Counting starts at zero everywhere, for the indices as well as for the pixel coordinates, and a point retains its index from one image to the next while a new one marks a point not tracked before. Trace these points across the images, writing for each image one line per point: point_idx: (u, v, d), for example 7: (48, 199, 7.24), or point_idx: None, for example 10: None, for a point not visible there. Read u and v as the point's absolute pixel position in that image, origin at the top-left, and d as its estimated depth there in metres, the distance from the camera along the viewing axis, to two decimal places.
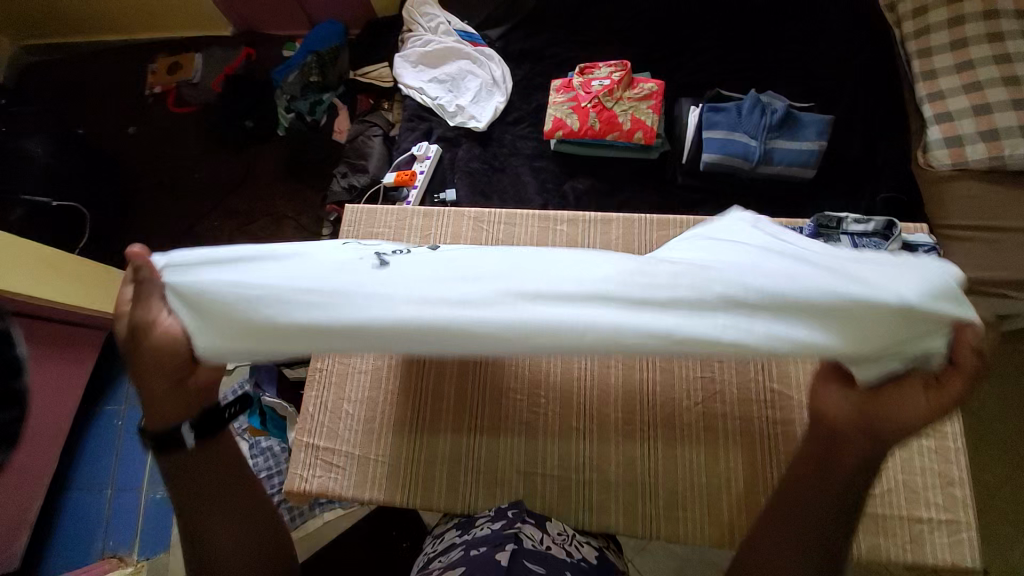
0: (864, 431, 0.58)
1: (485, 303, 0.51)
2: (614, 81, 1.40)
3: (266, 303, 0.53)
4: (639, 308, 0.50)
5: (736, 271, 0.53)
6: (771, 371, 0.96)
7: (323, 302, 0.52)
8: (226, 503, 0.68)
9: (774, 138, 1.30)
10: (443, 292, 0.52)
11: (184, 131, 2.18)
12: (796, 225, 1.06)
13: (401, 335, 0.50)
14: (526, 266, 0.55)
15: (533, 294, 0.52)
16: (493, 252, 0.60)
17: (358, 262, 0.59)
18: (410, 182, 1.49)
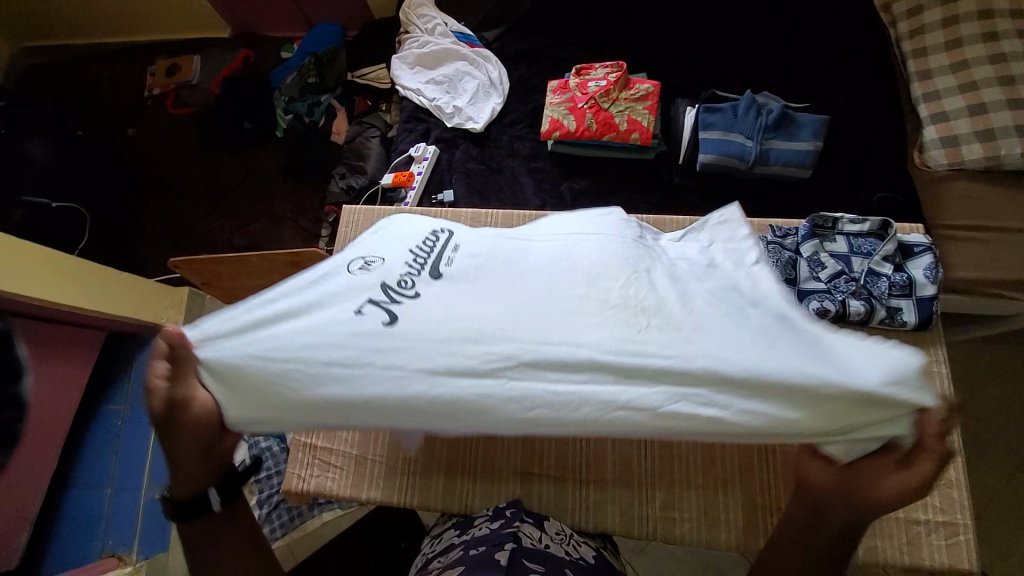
0: (840, 504, 0.58)
1: (488, 378, 0.56)
2: (611, 82, 1.40)
3: (284, 381, 0.57)
4: (628, 381, 0.56)
5: (720, 343, 0.57)
6: None
7: (342, 376, 0.57)
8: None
9: (770, 138, 1.31)
10: (451, 367, 0.57)
11: (183, 133, 2.18)
12: (792, 226, 1.06)
13: (411, 411, 0.57)
14: (526, 334, 0.58)
15: (532, 366, 0.56)
16: (497, 296, 0.63)
17: (365, 322, 0.61)
18: (408, 184, 1.51)
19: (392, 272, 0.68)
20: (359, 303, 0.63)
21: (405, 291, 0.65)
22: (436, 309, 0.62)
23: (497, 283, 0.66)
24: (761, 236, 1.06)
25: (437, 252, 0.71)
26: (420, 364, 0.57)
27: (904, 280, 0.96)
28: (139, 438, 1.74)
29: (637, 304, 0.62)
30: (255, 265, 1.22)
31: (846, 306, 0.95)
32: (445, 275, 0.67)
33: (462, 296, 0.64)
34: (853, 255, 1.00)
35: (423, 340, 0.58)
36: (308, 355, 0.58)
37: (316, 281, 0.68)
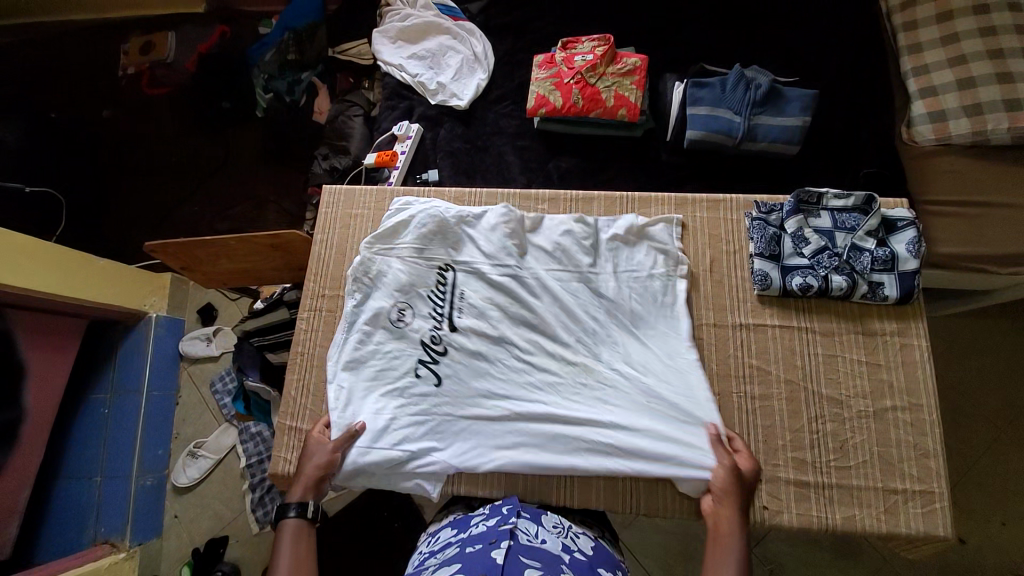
0: (718, 498, 0.81)
1: (494, 420, 0.91)
2: (598, 56, 1.37)
3: (376, 421, 0.92)
4: (569, 426, 0.89)
5: (629, 405, 0.89)
6: (749, 347, 0.98)
7: (415, 424, 0.92)
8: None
9: (758, 113, 1.29)
10: (475, 414, 0.91)
11: (160, 113, 2.11)
12: (778, 201, 1.04)
13: (450, 443, 0.91)
14: (516, 391, 0.92)
15: (518, 414, 0.91)
16: (498, 353, 0.95)
17: (421, 382, 0.94)
18: (391, 163, 1.46)
19: (422, 329, 0.98)
20: (413, 366, 0.95)
21: (437, 348, 0.96)
22: (462, 369, 0.95)
23: (495, 335, 0.96)
24: (746, 213, 1.04)
25: (450, 301, 0.99)
26: (458, 413, 0.92)
27: (886, 255, 0.96)
28: (127, 426, 1.72)
29: (582, 363, 0.93)
30: (235, 247, 1.18)
31: (828, 281, 0.96)
32: (460, 327, 0.97)
33: (475, 351, 0.95)
34: (837, 231, 0.99)
35: (458, 395, 0.93)
36: (391, 403, 0.93)
37: (374, 334, 0.98)
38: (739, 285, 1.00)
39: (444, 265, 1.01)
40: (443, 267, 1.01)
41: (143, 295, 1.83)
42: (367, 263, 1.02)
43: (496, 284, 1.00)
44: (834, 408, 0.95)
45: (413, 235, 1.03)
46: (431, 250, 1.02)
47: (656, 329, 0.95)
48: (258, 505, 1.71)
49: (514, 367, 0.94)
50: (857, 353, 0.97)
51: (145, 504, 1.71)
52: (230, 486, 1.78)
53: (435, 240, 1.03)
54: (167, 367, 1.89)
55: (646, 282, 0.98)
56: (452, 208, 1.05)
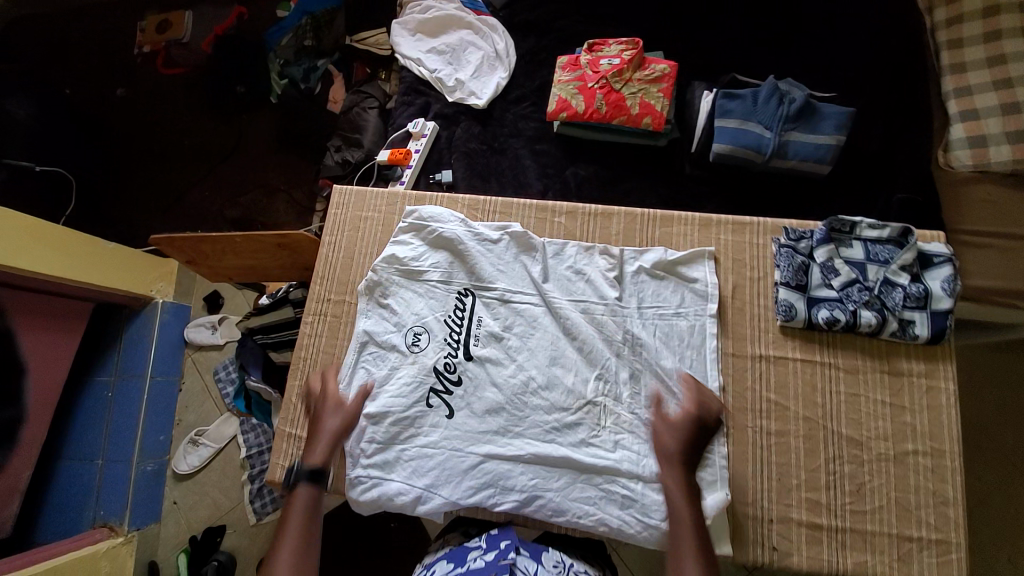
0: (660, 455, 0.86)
1: (506, 458, 0.92)
2: (624, 61, 1.31)
3: (387, 447, 0.94)
4: (585, 470, 0.89)
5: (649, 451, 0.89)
6: (769, 381, 0.93)
7: (429, 455, 0.93)
8: (296, 551, 0.81)
9: (790, 130, 1.23)
10: (488, 450, 0.92)
11: (174, 96, 2.08)
12: (808, 228, 0.99)
13: (459, 479, 0.91)
14: (533, 430, 0.93)
15: (531, 454, 0.91)
16: (513, 387, 0.95)
17: (433, 413, 0.95)
18: (405, 162, 1.42)
19: (436, 356, 0.98)
20: (424, 395, 0.96)
21: (450, 378, 0.97)
22: (476, 402, 0.96)
23: (512, 369, 0.96)
24: (773, 238, 0.99)
25: (468, 328, 0.99)
26: (466, 446, 0.93)
27: (920, 292, 0.91)
28: (129, 411, 1.72)
29: (601, 404, 0.92)
30: (241, 245, 1.16)
31: (857, 316, 0.91)
32: (475, 356, 0.97)
33: (490, 385, 0.96)
34: (869, 263, 0.94)
35: (470, 428, 0.94)
36: (400, 434, 0.95)
37: (384, 360, 0.99)
38: (761, 313, 0.96)
39: (463, 291, 1.01)
40: (461, 292, 1.01)
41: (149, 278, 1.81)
42: (376, 285, 1.03)
43: (516, 313, 0.98)
44: (852, 450, 0.90)
45: (430, 258, 1.03)
46: (450, 274, 1.02)
47: (683, 372, 0.92)
48: (257, 497, 1.71)
49: (531, 404, 0.94)
50: (881, 393, 0.92)
51: (146, 490, 1.72)
52: (230, 475, 1.78)
53: (454, 262, 1.02)
54: (172, 354, 1.87)
55: (672, 320, 0.95)
56: (473, 230, 1.03)
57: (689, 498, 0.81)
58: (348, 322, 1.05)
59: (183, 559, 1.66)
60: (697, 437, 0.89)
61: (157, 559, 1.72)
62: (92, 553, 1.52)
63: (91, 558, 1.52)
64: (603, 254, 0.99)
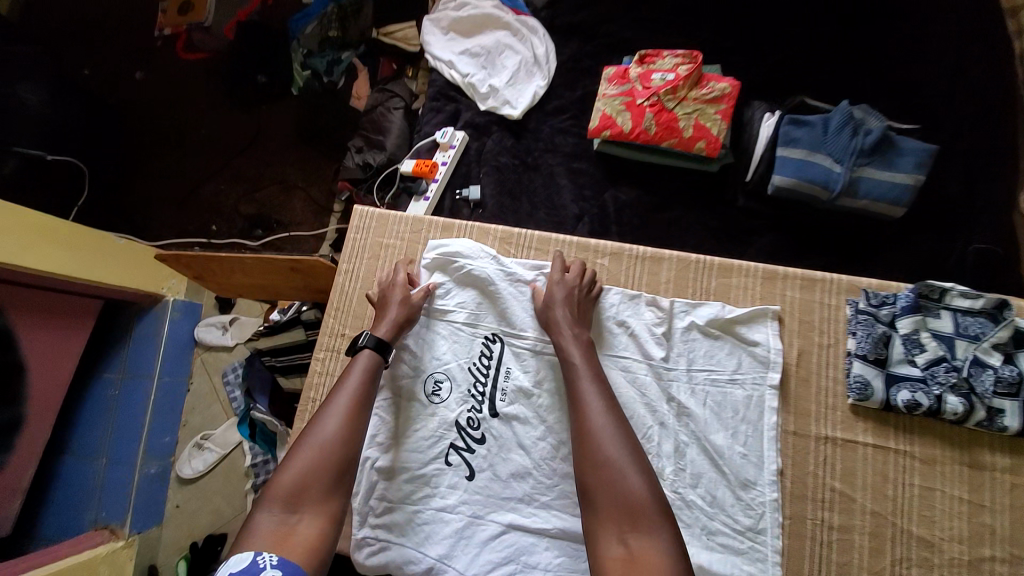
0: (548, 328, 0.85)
1: (531, 533, 0.82)
2: (680, 76, 1.17)
3: (399, 507, 0.85)
4: None
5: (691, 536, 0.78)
6: (833, 466, 0.82)
7: (446, 518, 0.84)
8: (353, 406, 0.76)
9: (864, 165, 1.09)
10: (512, 520, 0.83)
11: (194, 83, 1.98)
12: (891, 291, 0.87)
13: (477, 550, 0.82)
14: (562, 503, 0.83)
15: (559, 531, 0.82)
16: (540, 452, 0.85)
17: (451, 472, 0.87)
18: (430, 175, 1.31)
19: (458, 409, 0.89)
20: (443, 451, 0.88)
21: (473, 434, 0.88)
22: (499, 464, 0.86)
23: (540, 430, 0.86)
24: (849, 299, 0.87)
25: (494, 381, 0.89)
26: (486, 512, 0.84)
27: (1016, 376, 0.77)
28: (133, 413, 1.63)
29: None
30: (250, 264, 1.08)
31: (941, 401, 0.79)
32: (500, 413, 0.88)
33: (515, 446, 0.87)
34: (958, 338, 0.82)
35: (491, 493, 0.85)
36: (414, 493, 0.86)
37: (399, 409, 0.89)
38: (828, 387, 0.84)
39: (490, 336, 0.91)
40: (489, 338, 0.91)
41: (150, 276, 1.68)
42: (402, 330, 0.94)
43: (549, 368, 0.89)
44: (922, 552, 0.78)
45: (459, 298, 0.93)
46: (477, 316, 0.92)
47: (735, 450, 0.81)
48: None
49: (561, 473, 0.84)
50: (959, 488, 0.80)
51: (148, 494, 1.62)
52: (233, 482, 1.70)
53: (484, 301, 0.93)
54: (180, 356, 1.78)
55: (726, 388, 0.84)
56: (506, 268, 0.93)
57: (577, 337, 0.81)
58: None
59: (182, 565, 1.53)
60: (746, 525, 0.79)
61: (157, 564, 1.63)
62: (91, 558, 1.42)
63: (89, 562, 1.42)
64: (649, 306, 0.89)
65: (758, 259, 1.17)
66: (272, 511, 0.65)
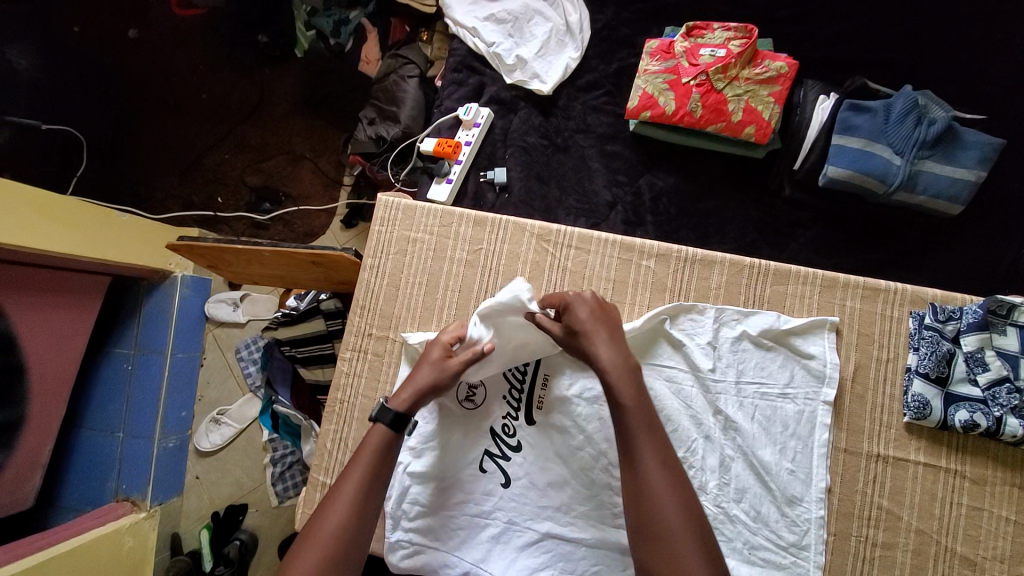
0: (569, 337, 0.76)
1: (570, 542, 0.80)
2: (733, 52, 1.07)
3: (430, 512, 0.83)
4: None
5: (730, 550, 0.76)
6: (882, 484, 0.80)
7: (481, 523, 0.83)
8: (360, 491, 0.67)
9: (925, 157, 1.01)
10: (550, 529, 0.81)
11: (190, 38, 1.77)
12: (955, 304, 0.84)
13: (514, 556, 0.81)
14: (600, 516, 0.80)
15: (597, 541, 0.80)
16: (577, 463, 0.82)
17: (487, 479, 0.84)
18: (453, 156, 1.22)
19: (493, 415, 0.86)
20: (478, 457, 0.85)
21: (509, 441, 0.85)
22: (536, 472, 0.84)
23: (579, 441, 0.83)
24: (913, 312, 0.85)
25: (530, 388, 0.86)
26: (522, 520, 0.82)
27: None
28: (149, 387, 1.52)
29: None
30: (268, 254, 1.03)
31: (1001, 424, 0.76)
32: (538, 421, 0.85)
33: (553, 455, 0.84)
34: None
35: (529, 502, 0.83)
36: (447, 499, 0.84)
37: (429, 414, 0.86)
38: (883, 404, 0.82)
39: None
40: None
41: (140, 250, 1.45)
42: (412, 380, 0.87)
43: (588, 378, 0.85)
44: (965, 571, 0.77)
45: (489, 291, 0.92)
46: None
47: (785, 467, 0.79)
48: (280, 479, 1.52)
49: (601, 486, 0.81)
50: (1007, 509, 0.78)
51: (168, 466, 1.53)
52: (253, 455, 1.58)
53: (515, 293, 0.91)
54: (191, 330, 1.62)
55: (776, 402, 0.81)
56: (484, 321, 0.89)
57: (622, 367, 0.70)
58: (387, 364, 0.92)
59: (203, 536, 1.48)
60: (792, 543, 0.77)
61: (179, 532, 1.55)
62: (114, 530, 1.34)
63: (112, 535, 1.33)
64: (688, 314, 0.85)
65: (800, 254, 1.11)
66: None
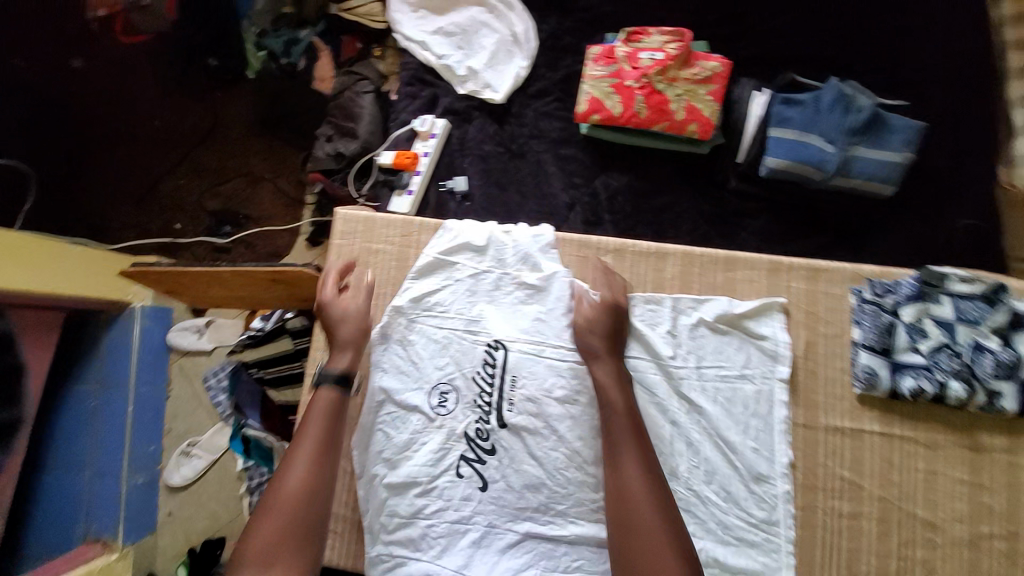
0: (585, 337, 0.82)
1: (554, 543, 0.81)
2: (670, 56, 1.13)
3: (413, 528, 0.82)
4: None
5: (706, 531, 0.79)
6: (843, 456, 0.85)
7: (465, 532, 0.82)
8: (317, 452, 0.74)
9: (857, 143, 1.08)
10: (534, 533, 0.82)
11: (132, 64, 1.71)
12: (889, 277, 0.90)
13: (500, 563, 0.81)
14: (579, 514, 0.82)
15: (581, 539, 0.81)
16: (554, 459, 0.83)
17: (464, 485, 0.84)
18: (411, 167, 1.24)
19: (466, 420, 0.86)
20: (453, 464, 0.84)
21: (483, 445, 0.85)
22: (513, 474, 0.84)
23: (552, 438, 0.84)
24: (853, 288, 0.90)
25: (500, 389, 0.86)
26: (506, 526, 0.82)
27: (1013, 359, 0.81)
28: (114, 425, 1.44)
29: None
30: (226, 274, 1.02)
31: (944, 386, 0.82)
32: (510, 422, 0.85)
33: (528, 455, 0.84)
34: (959, 324, 0.84)
35: (512, 508, 0.83)
36: (425, 508, 0.83)
37: (403, 423, 0.86)
38: (834, 377, 0.87)
39: (492, 344, 0.89)
40: (493, 345, 0.88)
41: (96, 284, 1.39)
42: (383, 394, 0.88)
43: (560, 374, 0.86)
44: (927, 533, 0.82)
45: (487, 277, 0.92)
46: (479, 324, 0.90)
47: (750, 446, 0.82)
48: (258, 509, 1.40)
49: (581, 484, 0.83)
50: (960, 471, 0.83)
51: (139, 502, 1.46)
52: (228, 487, 1.54)
53: (510, 272, 0.92)
54: (155, 360, 1.56)
55: (735, 383, 0.84)
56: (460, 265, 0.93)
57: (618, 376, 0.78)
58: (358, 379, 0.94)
59: None
60: (761, 518, 0.80)
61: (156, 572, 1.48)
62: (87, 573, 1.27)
63: None
64: (647, 305, 0.88)
65: (749, 242, 1.17)
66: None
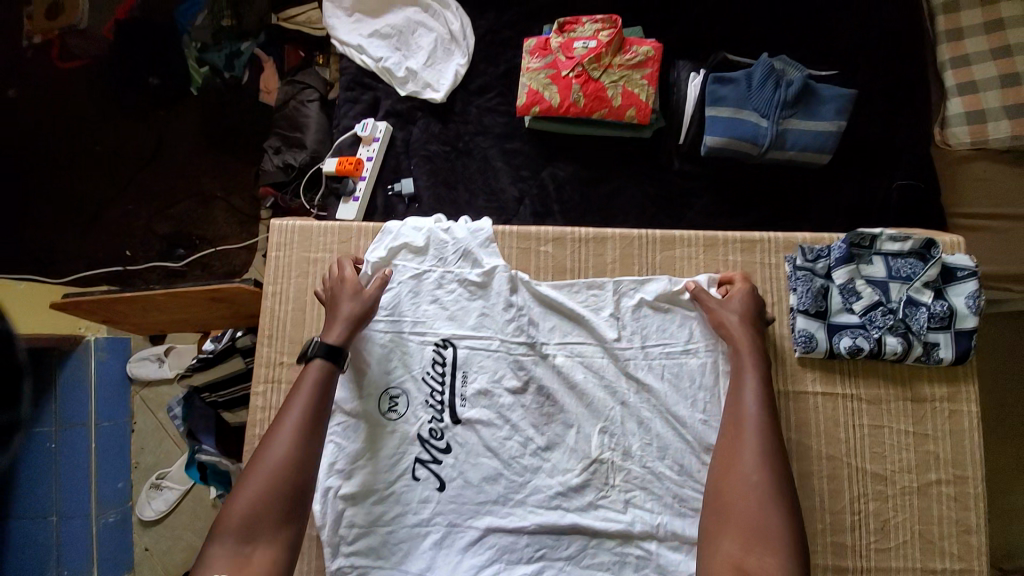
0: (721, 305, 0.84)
1: (513, 535, 0.81)
2: (603, 43, 1.13)
3: (371, 532, 0.81)
4: (598, 541, 0.80)
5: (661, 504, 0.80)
6: (790, 419, 0.86)
7: (422, 531, 0.81)
8: (301, 429, 0.73)
9: (788, 116, 1.10)
10: (492, 525, 0.81)
11: (67, 88, 1.66)
12: (822, 243, 0.92)
13: (460, 558, 0.80)
14: (538, 502, 0.81)
15: (540, 526, 0.80)
16: (510, 449, 0.83)
17: (421, 486, 0.83)
18: (356, 172, 1.23)
19: (419, 421, 0.85)
20: (409, 466, 0.84)
21: (437, 444, 0.84)
22: (470, 470, 0.83)
23: (505, 430, 0.84)
24: (787, 256, 0.92)
25: (450, 387, 0.86)
26: (464, 521, 0.81)
27: (944, 310, 0.84)
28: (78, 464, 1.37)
29: (608, 460, 0.82)
30: (163, 296, 0.99)
31: (882, 343, 0.84)
32: (464, 419, 0.85)
33: (482, 450, 0.84)
34: (891, 281, 0.87)
35: (469, 502, 0.82)
36: (385, 514, 0.82)
37: (354, 429, 0.85)
38: (777, 345, 0.89)
39: (441, 342, 0.88)
40: (441, 343, 0.88)
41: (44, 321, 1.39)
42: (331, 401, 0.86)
43: (508, 364, 0.86)
44: (878, 486, 0.84)
45: (430, 277, 0.91)
46: (426, 323, 0.89)
47: (702, 419, 0.82)
48: None
49: (537, 472, 0.82)
50: (904, 422, 0.86)
51: (111, 541, 1.42)
52: (202, 516, 1.49)
53: (452, 270, 0.91)
54: (114, 395, 1.52)
55: (681, 358, 0.85)
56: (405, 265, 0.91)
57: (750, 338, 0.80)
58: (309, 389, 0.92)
59: None
60: None
61: None
62: None
63: None
64: (589, 290, 0.89)
65: (697, 220, 1.18)
66: (221, 548, 0.65)
